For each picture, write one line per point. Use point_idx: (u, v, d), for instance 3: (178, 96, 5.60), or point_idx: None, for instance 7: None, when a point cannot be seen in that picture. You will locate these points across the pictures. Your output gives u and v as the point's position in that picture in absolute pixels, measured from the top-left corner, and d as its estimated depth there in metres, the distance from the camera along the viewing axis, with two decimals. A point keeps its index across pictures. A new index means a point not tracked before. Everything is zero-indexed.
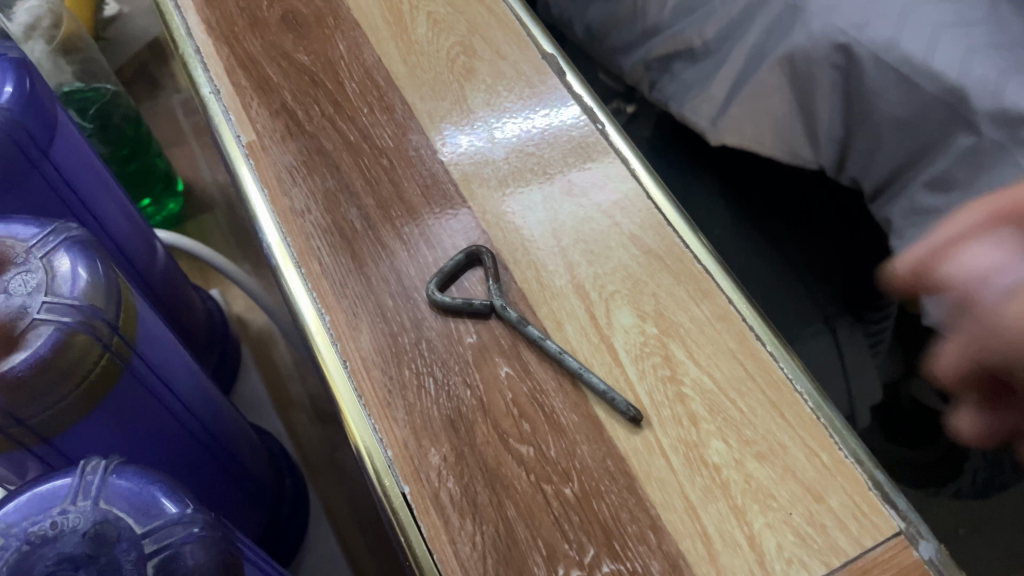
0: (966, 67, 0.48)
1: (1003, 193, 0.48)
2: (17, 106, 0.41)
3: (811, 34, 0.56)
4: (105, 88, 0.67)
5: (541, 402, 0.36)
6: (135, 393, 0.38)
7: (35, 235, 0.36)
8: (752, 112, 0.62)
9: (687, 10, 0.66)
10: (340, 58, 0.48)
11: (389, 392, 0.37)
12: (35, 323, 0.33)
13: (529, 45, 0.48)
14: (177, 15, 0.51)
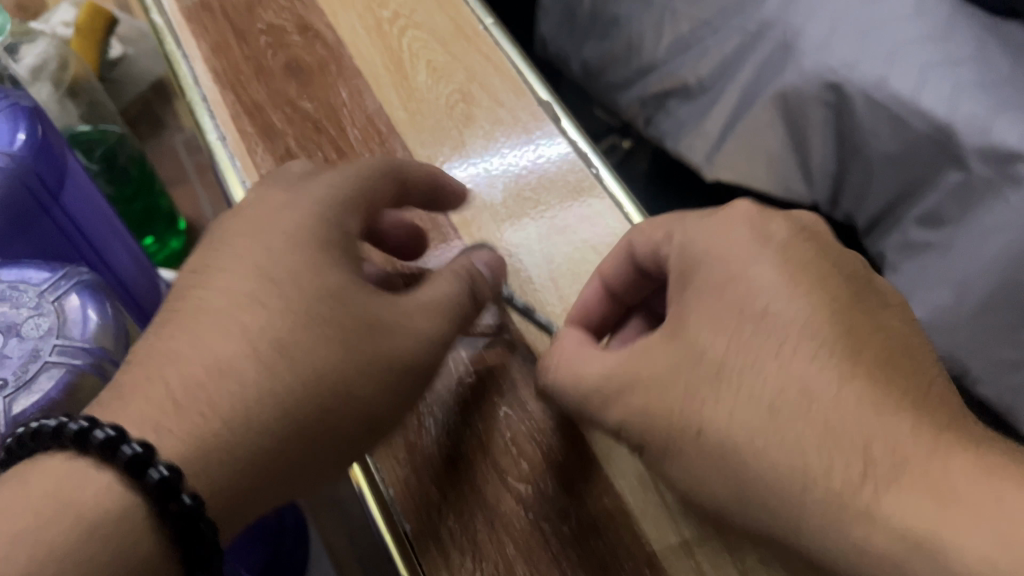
0: (952, 106, 0.56)
1: (992, 229, 0.56)
2: (30, 153, 0.42)
3: (802, 72, 0.64)
4: (111, 130, 0.69)
5: (540, 440, 0.37)
6: None
7: (47, 279, 0.37)
8: (744, 152, 0.71)
9: (682, 49, 0.74)
10: (342, 104, 0.50)
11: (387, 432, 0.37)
12: (48, 366, 0.34)
13: (526, 92, 0.49)
14: (185, 64, 0.53)
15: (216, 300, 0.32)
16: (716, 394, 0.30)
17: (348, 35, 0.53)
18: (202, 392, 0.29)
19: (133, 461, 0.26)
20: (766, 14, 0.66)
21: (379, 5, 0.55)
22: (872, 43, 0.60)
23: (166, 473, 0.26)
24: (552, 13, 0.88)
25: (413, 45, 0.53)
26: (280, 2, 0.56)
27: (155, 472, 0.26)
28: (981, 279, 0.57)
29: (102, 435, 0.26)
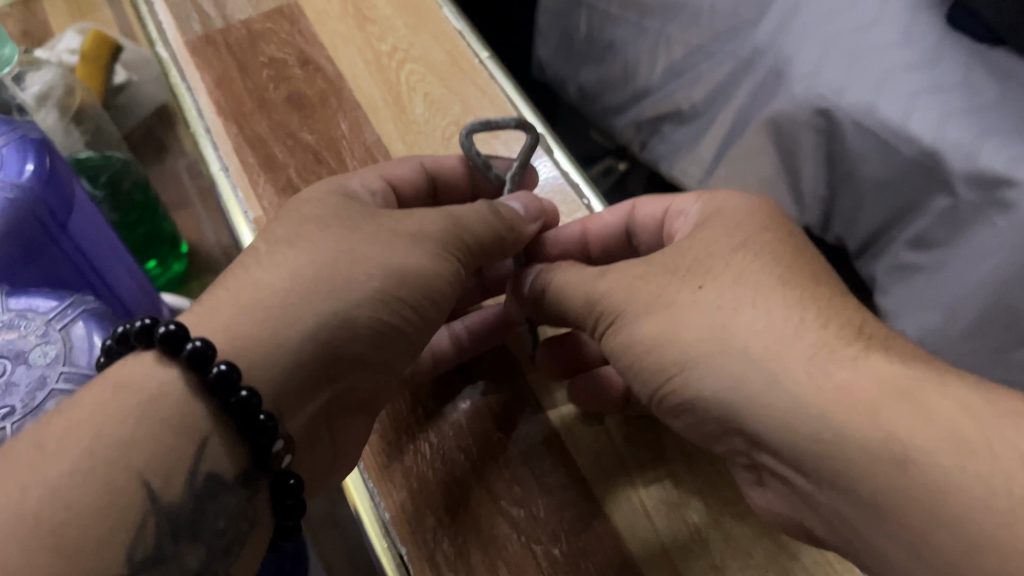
0: (939, 132, 0.57)
1: (980, 253, 0.57)
2: (39, 184, 0.44)
3: (794, 99, 0.65)
4: (116, 157, 0.70)
5: (531, 464, 0.39)
6: None
7: (54, 308, 0.39)
8: (738, 178, 0.73)
9: (676, 74, 0.76)
10: (342, 136, 0.54)
11: (387, 457, 0.40)
12: (54, 394, 0.35)
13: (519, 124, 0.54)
14: (189, 97, 0.58)
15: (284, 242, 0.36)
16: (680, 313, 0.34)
17: (348, 69, 0.58)
18: (262, 301, 0.33)
19: (219, 382, 0.30)
20: (759, 41, 0.68)
21: (377, 39, 0.59)
22: (861, 70, 0.61)
23: (248, 396, 0.30)
24: (551, 37, 0.89)
25: (410, 78, 0.57)
26: (282, 36, 0.60)
27: (239, 394, 0.30)
28: (968, 302, 0.58)
29: (192, 346, 0.30)
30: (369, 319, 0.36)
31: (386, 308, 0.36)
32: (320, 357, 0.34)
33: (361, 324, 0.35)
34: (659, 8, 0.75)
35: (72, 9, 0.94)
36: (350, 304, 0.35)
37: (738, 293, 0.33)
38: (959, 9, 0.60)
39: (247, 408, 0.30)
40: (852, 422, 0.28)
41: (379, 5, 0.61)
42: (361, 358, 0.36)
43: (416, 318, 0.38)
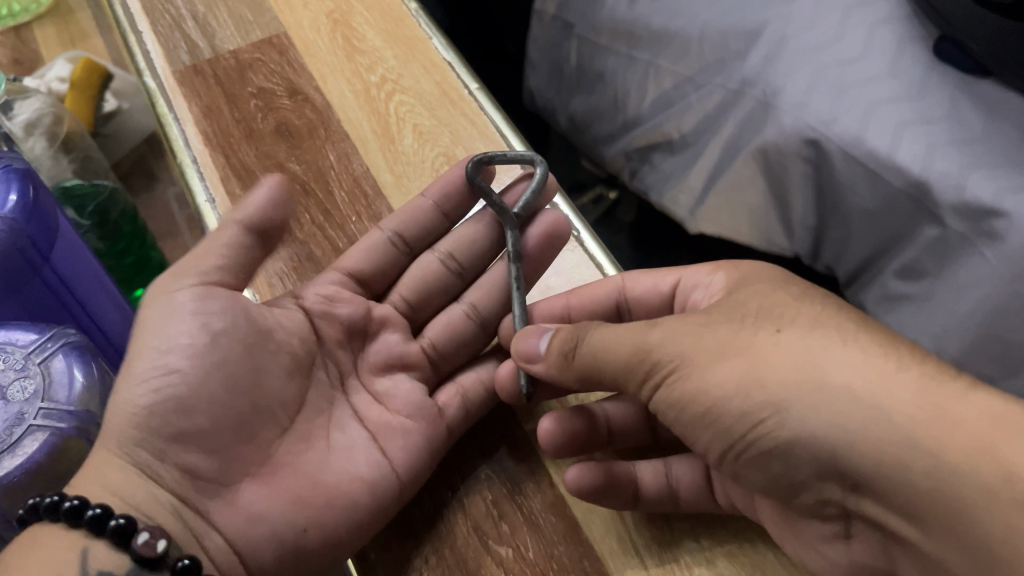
0: (927, 164, 0.57)
1: (968, 284, 0.57)
2: (23, 216, 0.43)
3: (783, 130, 0.65)
4: (103, 184, 0.69)
5: (519, 501, 0.42)
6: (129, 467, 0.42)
7: (34, 341, 0.40)
8: (727, 206, 0.73)
9: (664, 104, 0.76)
10: (330, 167, 0.55)
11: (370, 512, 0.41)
12: (32, 430, 0.37)
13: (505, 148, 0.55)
14: (176, 126, 0.57)
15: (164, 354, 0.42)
16: (737, 366, 0.35)
17: (337, 100, 0.58)
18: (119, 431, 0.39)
19: (72, 512, 0.35)
20: (746, 72, 0.68)
21: (366, 70, 0.59)
22: (849, 102, 0.62)
23: (99, 510, 0.35)
24: (541, 67, 0.90)
25: (399, 108, 0.57)
26: (271, 66, 0.61)
27: (110, 521, 0.35)
28: (958, 332, 0.57)
29: (64, 504, 0.35)
30: (142, 390, 0.39)
31: (151, 369, 0.39)
32: (126, 439, 0.38)
33: (136, 398, 0.38)
34: (649, 39, 0.76)
35: (64, 38, 0.94)
36: (130, 384, 0.39)
37: (823, 335, 0.34)
38: (946, 41, 0.61)
39: (101, 522, 0.35)
40: (973, 462, 0.29)
41: (368, 36, 0.62)
42: (159, 429, 0.38)
43: (189, 370, 0.39)
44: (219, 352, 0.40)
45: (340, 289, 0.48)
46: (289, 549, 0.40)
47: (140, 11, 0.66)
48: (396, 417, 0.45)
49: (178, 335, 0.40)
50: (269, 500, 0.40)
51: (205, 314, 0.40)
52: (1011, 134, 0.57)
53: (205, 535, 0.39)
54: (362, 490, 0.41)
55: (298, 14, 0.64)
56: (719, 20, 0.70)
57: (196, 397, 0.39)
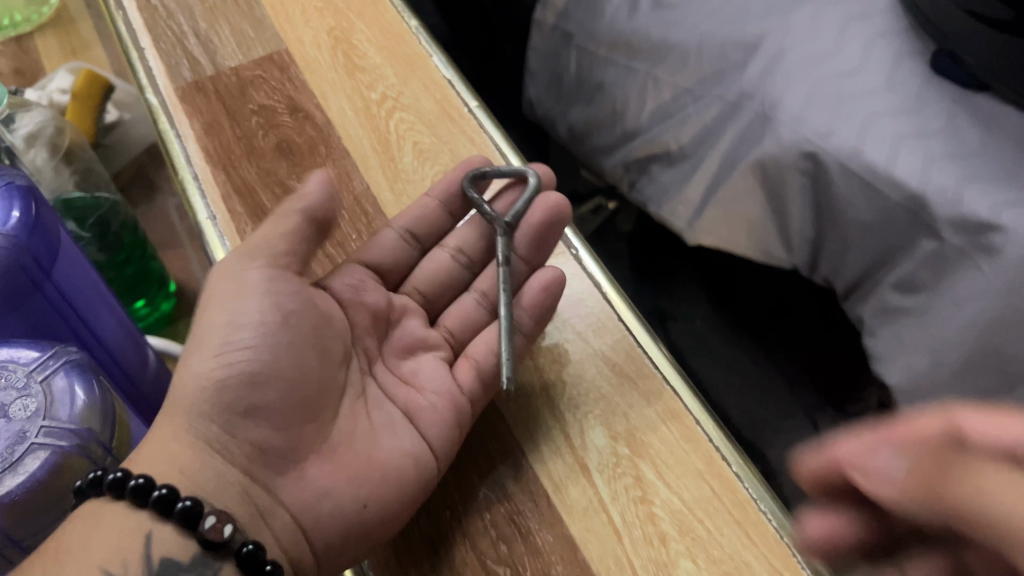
0: (924, 178, 0.57)
1: (966, 298, 0.57)
2: (24, 233, 0.43)
3: (780, 142, 0.65)
4: (105, 198, 0.69)
5: (518, 521, 0.44)
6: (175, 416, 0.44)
7: (35, 359, 0.41)
8: (725, 219, 0.73)
9: (663, 118, 0.76)
10: (331, 184, 0.55)
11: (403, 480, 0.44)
12: (34, 448, 0.37)
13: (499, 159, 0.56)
14: (178, 143, 0.58)
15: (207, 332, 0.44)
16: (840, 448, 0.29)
17: (337, 117, 0.59)
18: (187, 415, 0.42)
19: (139, 491, 0.37)
20: (745, 85, 0.69)
21: (367, 87, 0.60)
22: (846, 115, 0.62)
23: (165, 491, 0.37)
24: (541, 78, 0.90)
25: (400, 126, 0.58)
26: (272, 83, 0.61)
27: (157, 492, 0.37)
28: (955, 346, 0.58)
29: (112, 476, 0.37)
30: (215, 369, 0.43)
31: (227, 348, 0.43)
32: (196, 415, 0.42)
33: (212, 374, 0.43)
34: (648, 51, 0.77)
35: (65, 49, 0.94)
36: (202, 363, 0.43)
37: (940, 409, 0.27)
38: (943, 55, 0.61)
39: (167, 501, 0.37)
40: None
41: (369, 53, 0.62)
42: (233, 403, 0.42)
43: (262, 348, 0.43)
44: (289, 331, 0.45)
45: (362, 279, 0.51)
46: (348, 526, 0.43)
47: (142, 26, 0.66)
48: (423, 393, 0.48)
49: (251, 315, 0.44)
50: (333, 478, 0.44)
51: (274, 296, 0.45)
52: (1007, 149, 0.57)
53: (272, 512, 0.42)
54: (408, 466, 0.45)
55: (299, 31, 0.64)
56: (718, 32, 0.71)
57: (274, 373, 0.43)
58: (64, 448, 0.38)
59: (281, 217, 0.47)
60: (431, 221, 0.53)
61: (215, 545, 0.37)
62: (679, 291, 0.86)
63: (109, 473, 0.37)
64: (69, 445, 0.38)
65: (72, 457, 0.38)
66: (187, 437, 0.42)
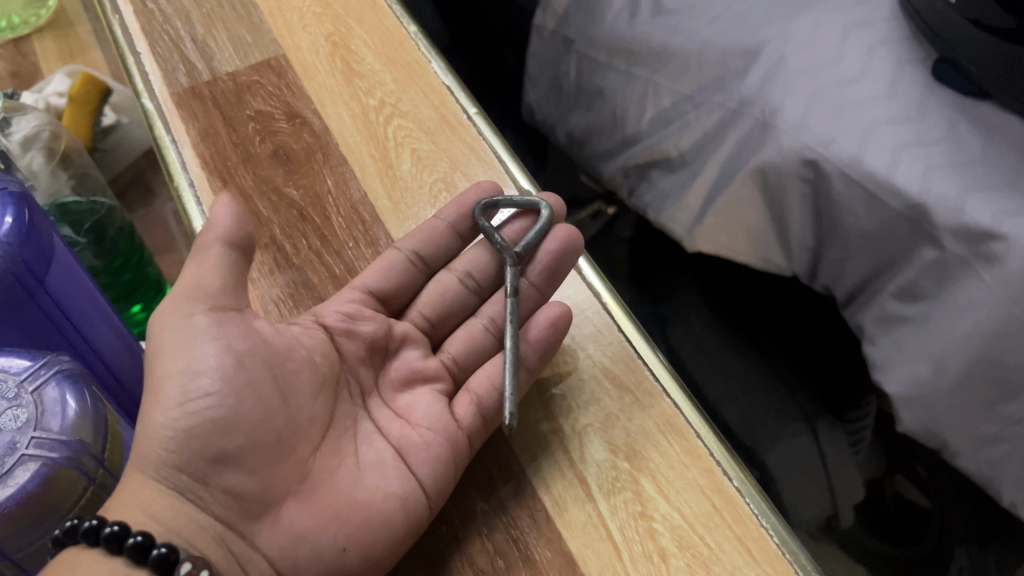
0: (926, 186, 0.57)
1: (966, 307, 0.56)
2: (16, 241, 0.43)
3: (781, 150, 0.65)
4: (101, 202, 0.69)
5: (516, 537, 0.44)
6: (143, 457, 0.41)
7: (27, 369, 0.40)
8: (725, 226, 0.73)
9: (664, 124, 0.76)
10: (328, 192, 0.55)
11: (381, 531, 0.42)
12: (24, 460, 0.37)
13: (495, 165, 0.56)
14: (174, 149, 0.57)
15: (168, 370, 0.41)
16: None
17: (335, 123, 0.58)
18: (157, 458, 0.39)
19: (112, 538, 0.36)
20: (745, 91, 0.68)
21: (365, 93, 0.59)
22: (847, 123, 0.61)
23: (141, 539, 0.36)
24: (540, 84, 0.90)
25: (398, 133, 0.57)
26: (269, 89, 0.61)
27: (132, 539, 0.36)
28: (954, 356, 0.58)
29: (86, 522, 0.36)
30: (178, 420, 0.40)
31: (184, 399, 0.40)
32: (163, 467, 0.39)
33: (170, 427, 0.40)
34: (647, 57, 0.76)
35: (62, 51, 0.94)
36: (160, 415, 0.40)
37: None
38: (945, 63, 0.61)
39: (142, 550, 0.36)
40: None
41: (367, 59, 0.62)
42: (198, 455, 0.40)
43: (223, 392, 0.41)
44: (247, 371, 0.42)
45: (361, 307, 0.50)
46: (328, 569, 0.41)
47: (139, 31, 0.66)
48: (416, 429, 0.46)
49: (207, 360, 0.41)
50: (310, 521, 0.41)
51: (226, 337, 0.42)
52: (1008, 157, 0.56)
53: (248, 558, 0.40)
54: (396, 508, 0.42)
55: (297, 36, 0.64)
56: (718, 38, 0.71)
57: (236, 418, 0.41)
58: (53, 459, 0.38)
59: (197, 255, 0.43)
60: (439, 244, 0.53)
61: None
62: (677, 294, 0.85)
63: (83, 520, 0.37)
64: (59, 456, 0.38)
65: (62, 468, 0.38)
66: (157, 497, 0.39)
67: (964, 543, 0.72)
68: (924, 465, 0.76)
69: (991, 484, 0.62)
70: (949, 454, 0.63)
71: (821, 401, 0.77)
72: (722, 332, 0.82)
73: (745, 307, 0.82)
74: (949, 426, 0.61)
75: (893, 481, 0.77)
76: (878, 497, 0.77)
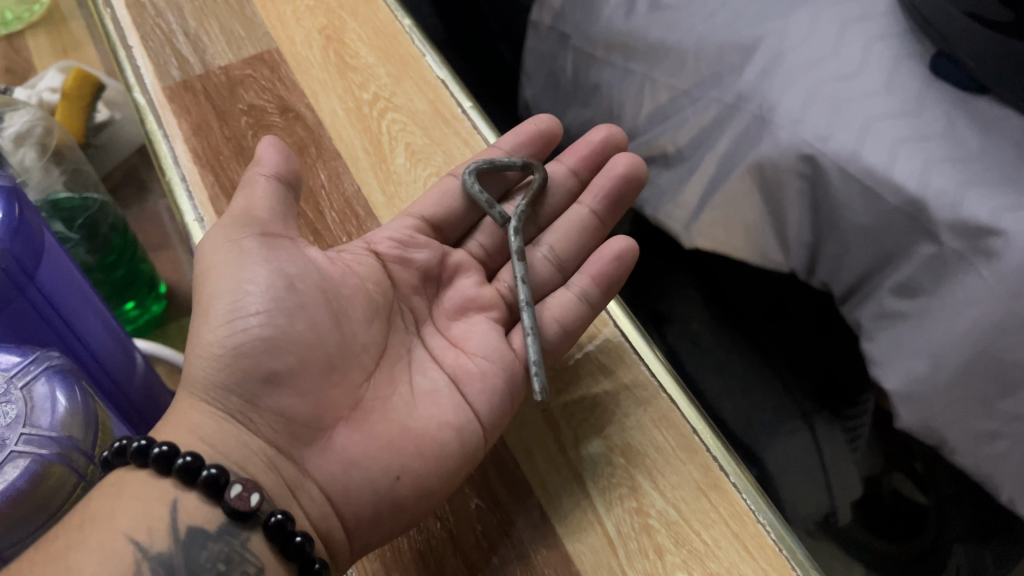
0: (924, 180, 0.56)
1: (965, 303, 0.56)
2: (6, 235, 0.43)
3: (779, 145, 0.64)
4: (93, 198, 0.68)
5: (510, 534, 0.43)
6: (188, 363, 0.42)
7: (17, 364, 0.40)
8: (724, 222, 0.72)
9: (661, 118, 0.76)
10: (321, 186, 0.54)
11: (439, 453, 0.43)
12: (14, 456, 0.37)
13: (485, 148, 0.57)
14: (165, 143, 0.57)
15: (216, 297, 0.42)
16: None
17: (329, 117, 0.58)
18: (207, 383, 0.41)
19: (162, 458, 0.37)
20: (743, 86, 0.68)
21: (358, 87, 0.59)
22: (845, 118, 0.61)
23: (190, 459, 0.37)
24: (537, 78, 0.90)
25: (392, 127, 0.57)
26: (262, 83, 0.60)
27: (181, 459, 0.37)
28: (954, 353, 0.57)
29: (136, 444, 0.38)
30: (227, 340, 0.41)
31: (238, 314, 0.41)
32: (212, 386, 0.40)
33: (220, 341, 0.41)
34: (645, 52, 0.76)
35: (56, 46, 0.93)
36: (208, 335, 0.41)
37: None
38: (943, 57, 0.61)
39: (191, 470, 0.37)
40: None
41: (361, 53, 0.61)
42: (249, 369, 0.41)
43: (274, 313, 0.42)
44: (297, 295, 0.43)
45: (414, 233, 0.51)
46: (380, 498, 0.42)
47: (130, 25, 0.65)
48: (472, 358, 0.47)
49: (257, 280, 0.42)
50: (363, 448, 0.42)
51: (277, 262, 0.44)
52: (1006, 153, 0.56)
53: (299, 487, 0.41)
54: (448, 438, 0.43)
55: (290, 30, 0.63)
56: (715, 33, 0.70)
57: (288, 337, 0.42)
58: (40, 456, 0.37)
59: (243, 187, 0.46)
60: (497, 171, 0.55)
61: (243, 514, 0.37)
62: (674, 290, 0.84)
63: (133, 442, 0.38)
64: (46, 453, 0.37)
65: (50, 466, 0.37)
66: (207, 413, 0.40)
67: (959, 540, 0.73)
68: (922, 463, 0.75)
69: (989, 479, 0.62)
70: (947, 450, 0.63)
71: (820, 398, 0.78)
72: (721, 329, 0.82)
73: (742, 305, 0.82)
74: (947, 422, 0.61)
75: (891, 479, 0.76)
76: (876, 495, 0.76)
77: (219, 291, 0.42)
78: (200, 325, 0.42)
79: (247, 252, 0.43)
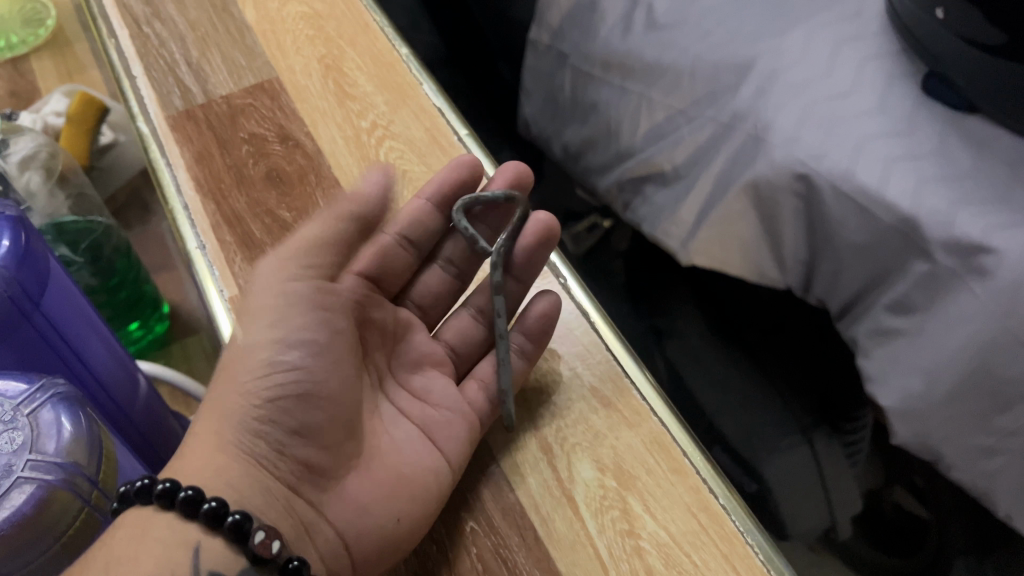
0: (917, 200, 0.57)
1: (959, 319, 0.57)
2: (13, 263, 0.44)
3: (774, 164, 0.65)
4: (98, 221, 0.69)
5: (504, 556, 0.44)
6: (213, 407, 0.43)
7: (23, 392, 0.41)
8: (720, 240, 0.73)
9: (657, 138, 0.77)
10: (320, 215, 0.56)
11: (432, 508, 0.45)
12: (20, 482, 0.37)
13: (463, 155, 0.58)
14: (169, 172, 0.58)
15: (257, 347, 0.44)
16: None
17: (328, 146, 0.59)
18: (235, 428, 0.42)
19: (189, 502, 0.38)
20: (738, 106, 0.68)
21: (357, 116, 0.60)
22: (839, 137, 0.62)
23: (216, 504, 0.38)
24: (536, 97, 0.91)
25: (390, 154, 0.58)
26: (262, 112, 0.61)
27: (208, 504, 0.38)
28: (947, 370, 0.58)
29: (162, 486, 0.38)
30: (262, 385, 0.43)
31: (274, 368, 0.43)
32: (241, 430, 0.42)
33: (256, 393, 0.43)
34: (642, 72, 0.77)
35: (61, 70, 0.95)
36: (245, 379, 0.43)
37: None
38: (935, 78, 0.62)
39: (218, 515, 0.38)
40: None
41: (359, 81, 0.62)
42: (280, 419, 0.43)
43: (311, 366, 0.44)
44: (333, 352, 0.45)
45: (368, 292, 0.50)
46: (383, 539, 0.43)
47: (134, 54, 0.66)
48: (437, 409, 0.49)
49: (297, 335, 0.44)
50: (371, 494, 0.45)
51: (320, 312, 0.45)
52: (998, 172, 0.56)
53: (314, 526, 0.43)
54: (433, 481, 0.46)
55: (290, 60, 0.64)
56: (710, 54, 0.71)
57: (322, 392, 0.44)
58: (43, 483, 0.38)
59: (319, 220, 0.47)
60: (425, 227, 0.53)
61: (264, 560, 0.38)
62: (675, 306, 0.85)
63: (159, 483, 0.39)
64: (49, 480, 0.38)
65: (53, 493, 0.38)
66: (225, 451, 0.42)
67: (962, 554, 0.72)
68: (922, 477, 0.76)
69: (987, 494, 0.62)
70: (945, 466, 0.64)
71: (820, 412, 0.77)
72: (718, 342, 0.82)
73: (741, 320, 0.82)
74: (943, 438, 0.61)
75: (892, 492, 0.79)
76: (877, 508, 0.79)
77: (263, 342, 0.44)
78: (235, 373, 0.43)
79: (292, 299, 0.45)
